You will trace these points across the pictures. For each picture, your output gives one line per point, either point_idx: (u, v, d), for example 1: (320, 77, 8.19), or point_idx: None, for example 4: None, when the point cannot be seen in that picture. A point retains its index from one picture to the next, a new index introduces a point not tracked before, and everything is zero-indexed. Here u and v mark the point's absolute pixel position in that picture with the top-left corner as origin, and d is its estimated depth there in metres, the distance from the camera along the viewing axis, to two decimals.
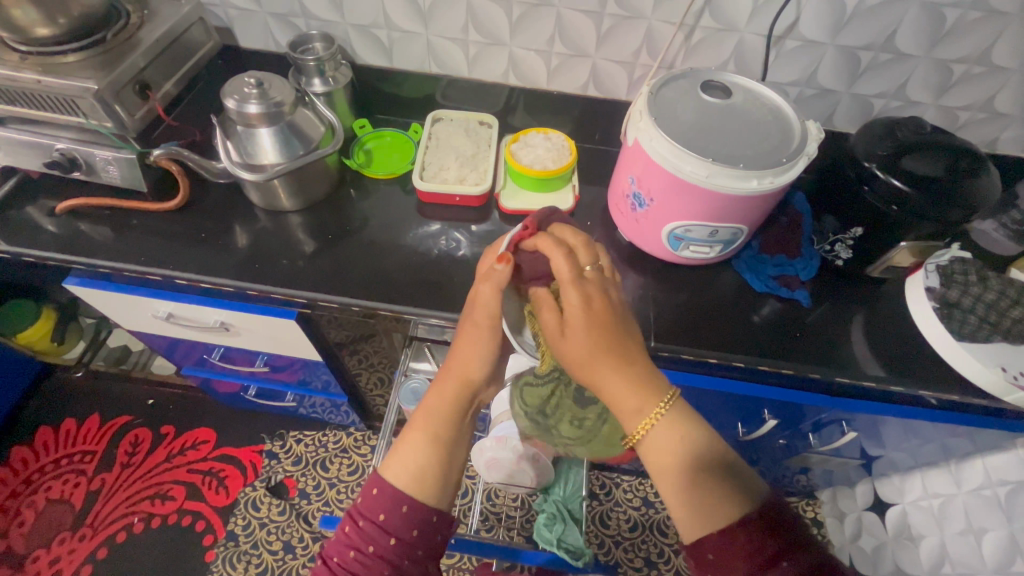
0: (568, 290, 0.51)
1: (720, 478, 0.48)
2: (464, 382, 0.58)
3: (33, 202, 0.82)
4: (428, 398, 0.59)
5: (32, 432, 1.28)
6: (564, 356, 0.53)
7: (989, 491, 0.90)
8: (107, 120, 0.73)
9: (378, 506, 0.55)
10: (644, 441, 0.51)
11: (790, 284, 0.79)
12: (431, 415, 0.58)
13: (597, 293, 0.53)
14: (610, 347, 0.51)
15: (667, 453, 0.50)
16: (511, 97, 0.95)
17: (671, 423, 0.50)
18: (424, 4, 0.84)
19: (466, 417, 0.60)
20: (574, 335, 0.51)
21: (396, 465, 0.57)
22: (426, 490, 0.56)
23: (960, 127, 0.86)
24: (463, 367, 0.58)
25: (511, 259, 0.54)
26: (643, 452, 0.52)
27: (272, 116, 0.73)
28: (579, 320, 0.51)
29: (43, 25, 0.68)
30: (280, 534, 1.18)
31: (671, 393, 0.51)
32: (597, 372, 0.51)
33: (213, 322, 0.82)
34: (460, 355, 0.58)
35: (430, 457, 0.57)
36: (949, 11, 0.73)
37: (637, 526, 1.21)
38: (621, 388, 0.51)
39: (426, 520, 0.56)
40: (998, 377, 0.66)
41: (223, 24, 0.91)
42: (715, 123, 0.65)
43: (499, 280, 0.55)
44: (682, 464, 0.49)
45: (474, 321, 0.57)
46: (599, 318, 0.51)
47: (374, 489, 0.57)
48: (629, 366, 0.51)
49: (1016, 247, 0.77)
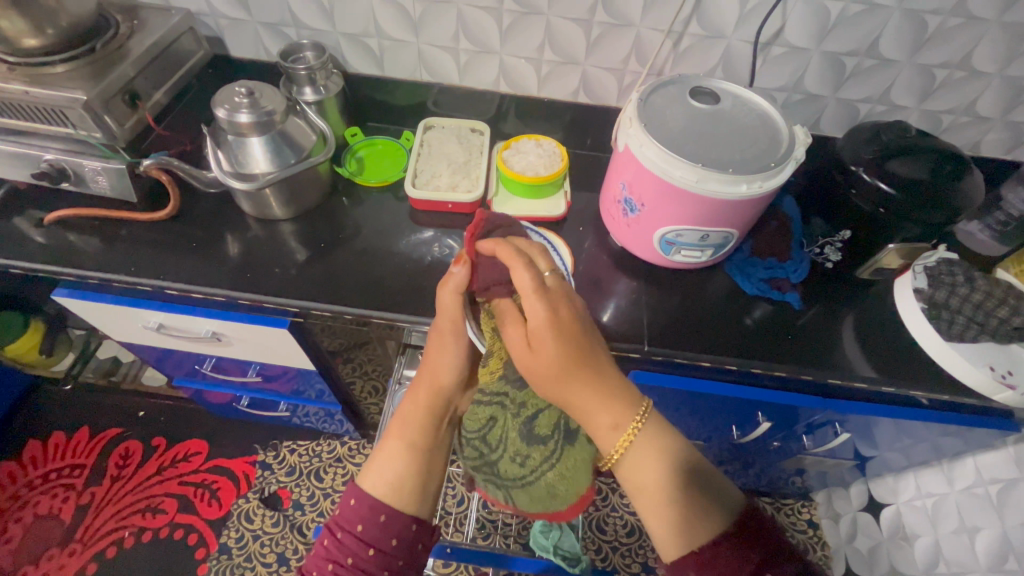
0: (532, 302, 0.52)
1: (697, 493, 0.49)
2: (435, 391, 0.62)
3: (22, 213, 0.81)
4: (403, 407, 0.62)
5: (20, 446, 1.26)
6: (533, 372, 0.53)
7: (981, 489, 0.91)
8: (96, 131, 0.72)
9: (357, 517, 0.55)
10: (623, 459, 0.51)
11: (781, 287, 0.80)
12: (406, 423, 0.60)
13: (560, 303, 0.53)
14: (578, 362, 0.51)
15: (645, 468, 0.51)
16: (502, 104, 0.95)
17: (648, 440, 0.51)
18: (414, 13, 0.84)
19: (442, 425, 0.62)
20: (544, 350, 0.51)
21: (374, 475, 0.58)
22: (405, 498, 0.57)
23: (945, 130, 0.88)
24: (433, 376, 0.62)
25: (468, 260, 0.58)
26: (622, 470, 0.52)
27: (262, 125, 0.73)
28: (546, 331, 0.51)
29: (31, 36, 0.68)
30: (274, 546, 1.16)
31: (645, 405, 0.52)
32: (568, 389, 0.52)
33: (205, 332, 0.82)
34: (429, 364, 0.62)
35: (406, 466, 0.58)
36: (931, 18, 0.75)
37: (634, 531, 1.21)
38: (597, 403, 0.51)
39: (405, 530, 0.56)
40: (987, 376, 0.68)
41: (213, 33, 0.91)
42: (703, 129, 0.66)
43: (456, 282, 0.59)
44: (660, 480, 0.50)
45: (441, 329, 0.61)
46: (564, 330, 0.52)
47: (352, 499, 0.57)
48: (599, 381, 0.52)
49: (1001, 247, 0.78)
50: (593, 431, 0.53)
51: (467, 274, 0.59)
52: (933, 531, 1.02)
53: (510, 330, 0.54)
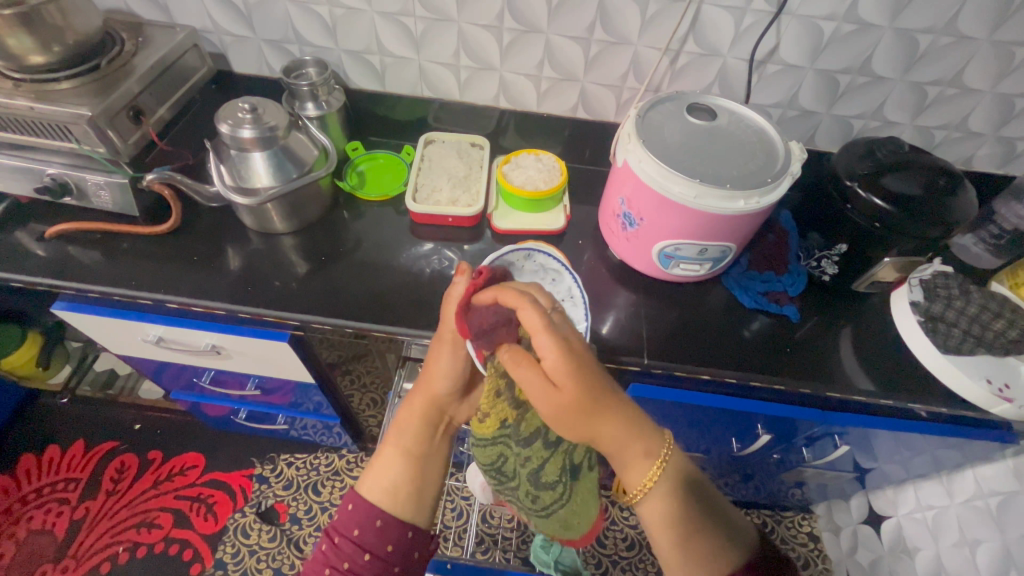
0: (543, 339, 0.49)
1: (714, 522, 0.51)
2: (431, 400, 0.61)
3: (24, 227, 0.81)
4: (399, 416, 0.61)
5: (14, 460, 1.25)
6: (559, 412, 0.51)
7: (981, 502, 0.91)
8: (100, 146, 0.73)
9: (353, 521, 0.56)
10: (648, 494, 0.51)
11: (778, 300, 0.80)
12: (403, 431, 0.60)
13: (569, 339, 0.51)
14: (599, 396, 0.50)
15: (668, 498, 0.51)
16: (501, 120, 0.97)
17: (672, 471, 0.52)
18: (416, 31, 0.86)
19: (437, 434, 0.62)
20: (568, 387, 0.49)
21: (371, 480, 0.58)
22: (400, 504, 0.57)
23: (938, 145, 0.89)
24: (429, 385, 0.61)
25: (468, 270, 0.59)
26: (646, 507, 0.52)
27: (266, 140, 0.74)
28: (562, 369, 0.49)
29: (38, 52, 0.69)
30: (270, 561, 1.15)
31: (667, 437, 0.53)
32: (594, 424, 0.51)
33: (204, 345, 0.81)
34: (426, 374, 0.61)
35: (403, 471, 0.58)
36: (922, 37, 0.76)
37: (635, 545, 1.20)
38: (624, 439, 0.51)
39: (402, 536, 0.56)
40: (984, 389, 0.68)
41: (217, 50, 0.92)
42: (701, 145, 0.67)
43: (456, 291, 0.59)
44: (681, 513, 0.51)
45: (439, 336, 0.60)
46: (581, 364, 0.50)
47: (349, 504, 0.57)
48: (622, 414, 0.51)
49: (997, 260, 0.79)
50: (619, 465, 0.52)
51: (467, 283, 0.59)
52: (934, 545, 1.02)
53: (521, 371, 0.51)
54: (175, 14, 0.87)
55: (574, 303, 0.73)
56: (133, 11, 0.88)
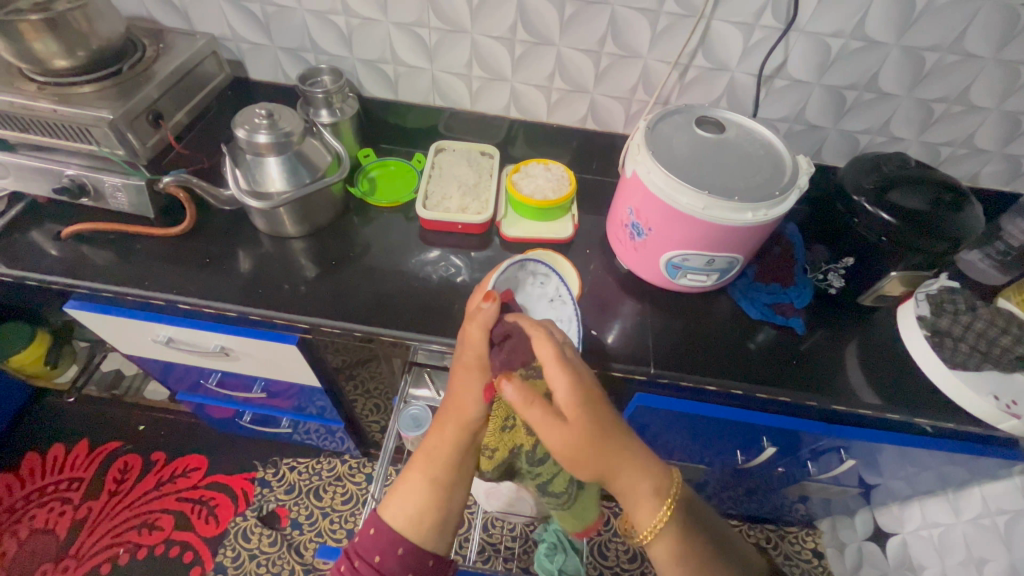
0: (557, 373, 0.54)
1: (718, 554, 0.54)
2: (462, 426, 0.60)
3: (40, 227, 0.83)
4: (430, 442, 0.61)
5: (18, 458, 1.25)
6: (569, 449, 0.52)
7: (988, 520, 0.90)
8: (119, 148, 0.74)
9: (375, 548, 0.56)
10: (661, 532, 0.52)
11: (785, 312, 0.81)
12: (432, 458, 0.60)
13: (584, 375, 0.55)
14: (611, 431, 0.53)
15: (678, 542, 0.52)
16: (511, 129, 0.98)
17: (679, 507, 0.54)
18: (430, 41, 0.87)
19: (468, 460, 0.61)
20: (579, 422, 0.52)
21: (394, 506, 0.58)
22: (424, 533, 0.57)
23: (943, 162, 0.90)
24: (460, 412, 0.60)
25: (497, 297, 0.62)
26: (659, 544, 0.53)
27: (280, 146, 0.75)
28: (575, 405, 0.53)
29: (61, 57, 0.71)
30: (270, 566, 1.15)
31: (674, 472, 0.55)
32: (607, 461, 0.52)
33: (214, 347, 0.82)
34: (455, 402, 0.61)
35: (427, 499, 0.58)
36: (928, 54, 0.77)
37: (636, 557, 1.19)
38: (633, 473, 0.53)
39: (422, 563, 0.56)
40: (991, 405, 0.68)
41: (235, 57, 0.94)
42: (710, 158, 0.68)
43: (484, 318, 0.61)
44: (691, 549, 0.53)
45: (465, 362, 0.61)
46: (592, 399, 0.54)
47: (370, 529, 0.57)
48: (634, 449, 0.54)
49: (1003, 277, 0.79)
50: (630, 501, 0.54)
51: (495, 310, 0.61)
52: (940, 563, 1.01)
53: (532, 411, 0.53)
54: (195, 22, 0.89)
55: (563, 303, 0.74)
56: (155, 18, 0.90)
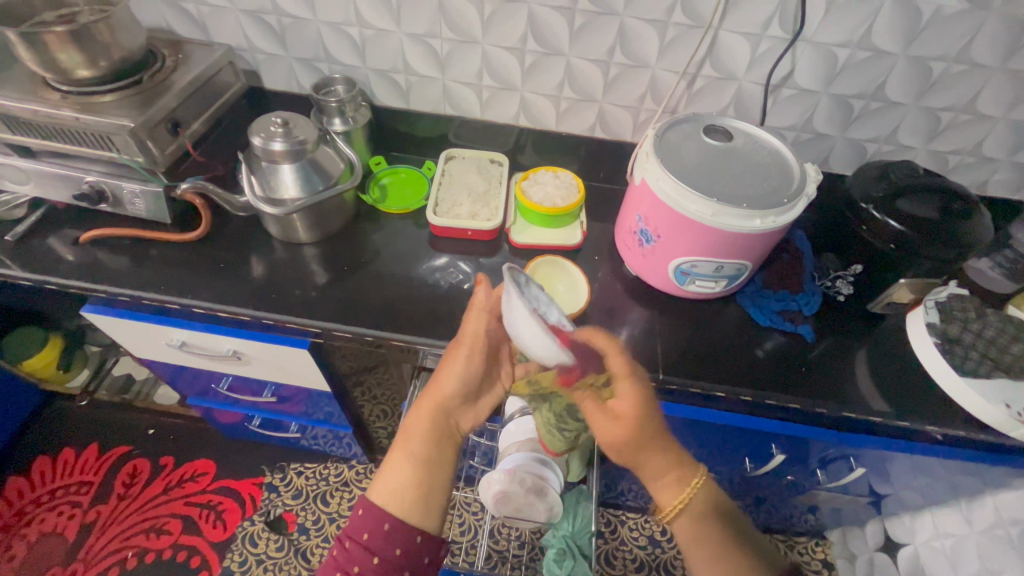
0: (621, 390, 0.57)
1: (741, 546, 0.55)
2: (438, 403, 0.61)
3: (57, 233, 0.84)
4: (409, 420, 0.62)
5: (30, 461, 1.27)
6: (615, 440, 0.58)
7: (1001, 530, 0.89)
8: (138, 156, 0.76)
9: (362, 526, 0.56)
10: (681, 516, 0.56)
11: (793, 319, 0.80)
12: (410, 436, 0.61)
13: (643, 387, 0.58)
14: (653, 434, 0.57)
15: (699, 525, 0.55)
16: (521, 137, 0.99)
17: (704, 497, 0.57)
18: (441, 52, 0.89)
19: (445, 440, 0.61)
20: (627, 425, 0.57)
21: (377, 484, 0.59)
22: (406, 509, 0.57)
23: (952, 170, 0.90)
24: (437, 387, 0.61)
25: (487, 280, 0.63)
26: (681, 529, 0.56)
27: (294, 153, 0.76)
28: (631, 412, 0.57)
29: (84, 67, 0.73)
30: (277, 571, 1.15)
31: (701, 469, 0.58)
32: (643, 454, 0.57)
33: (226, 350, 0.83)
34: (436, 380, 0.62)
35: (408, 476, 0.58)
36: (935, 63, 0.78)
37: (643, 566, 1.18)
38: (665, 467, 0.58)
39: (409, 541, 0.56)
40: (1003, 413, 0.68)
41: (251, 67, 0.96)
42: (719, 165, 0.69)
43: (482, 300, 0.62)
44: (711, 536, 0.55)
45: (457, 339, 0.63)
46: (646, 409, 0.57)
47: (359, 509, 0.58)
48: (667, 448, 0.58)
49: (1012, 284, 0.78)
50: (655, 487, 0.58)
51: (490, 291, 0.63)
52: None
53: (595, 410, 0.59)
54: (212, 33, 0.92)
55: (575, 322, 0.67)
56: (174, 29, 0.92)
